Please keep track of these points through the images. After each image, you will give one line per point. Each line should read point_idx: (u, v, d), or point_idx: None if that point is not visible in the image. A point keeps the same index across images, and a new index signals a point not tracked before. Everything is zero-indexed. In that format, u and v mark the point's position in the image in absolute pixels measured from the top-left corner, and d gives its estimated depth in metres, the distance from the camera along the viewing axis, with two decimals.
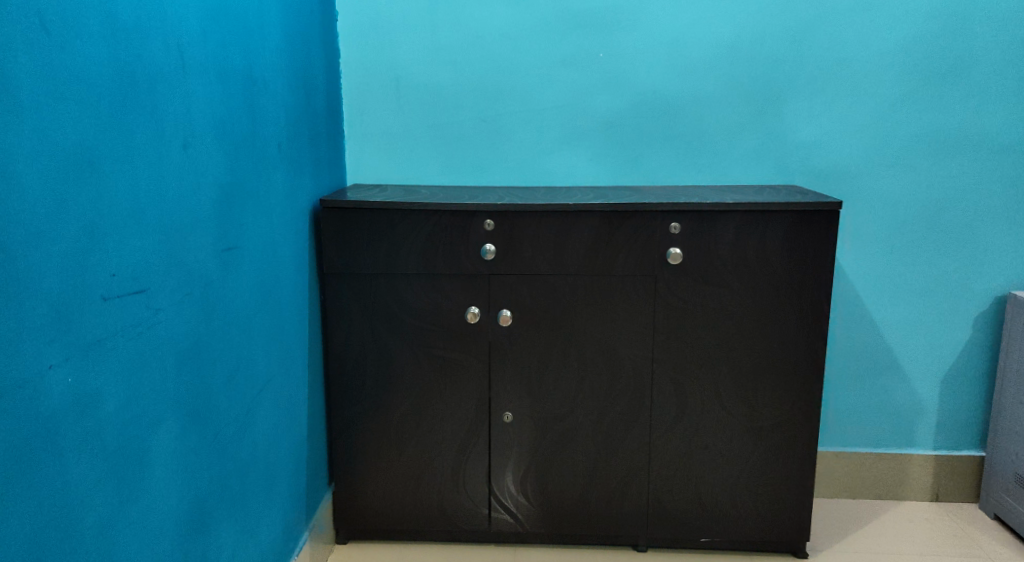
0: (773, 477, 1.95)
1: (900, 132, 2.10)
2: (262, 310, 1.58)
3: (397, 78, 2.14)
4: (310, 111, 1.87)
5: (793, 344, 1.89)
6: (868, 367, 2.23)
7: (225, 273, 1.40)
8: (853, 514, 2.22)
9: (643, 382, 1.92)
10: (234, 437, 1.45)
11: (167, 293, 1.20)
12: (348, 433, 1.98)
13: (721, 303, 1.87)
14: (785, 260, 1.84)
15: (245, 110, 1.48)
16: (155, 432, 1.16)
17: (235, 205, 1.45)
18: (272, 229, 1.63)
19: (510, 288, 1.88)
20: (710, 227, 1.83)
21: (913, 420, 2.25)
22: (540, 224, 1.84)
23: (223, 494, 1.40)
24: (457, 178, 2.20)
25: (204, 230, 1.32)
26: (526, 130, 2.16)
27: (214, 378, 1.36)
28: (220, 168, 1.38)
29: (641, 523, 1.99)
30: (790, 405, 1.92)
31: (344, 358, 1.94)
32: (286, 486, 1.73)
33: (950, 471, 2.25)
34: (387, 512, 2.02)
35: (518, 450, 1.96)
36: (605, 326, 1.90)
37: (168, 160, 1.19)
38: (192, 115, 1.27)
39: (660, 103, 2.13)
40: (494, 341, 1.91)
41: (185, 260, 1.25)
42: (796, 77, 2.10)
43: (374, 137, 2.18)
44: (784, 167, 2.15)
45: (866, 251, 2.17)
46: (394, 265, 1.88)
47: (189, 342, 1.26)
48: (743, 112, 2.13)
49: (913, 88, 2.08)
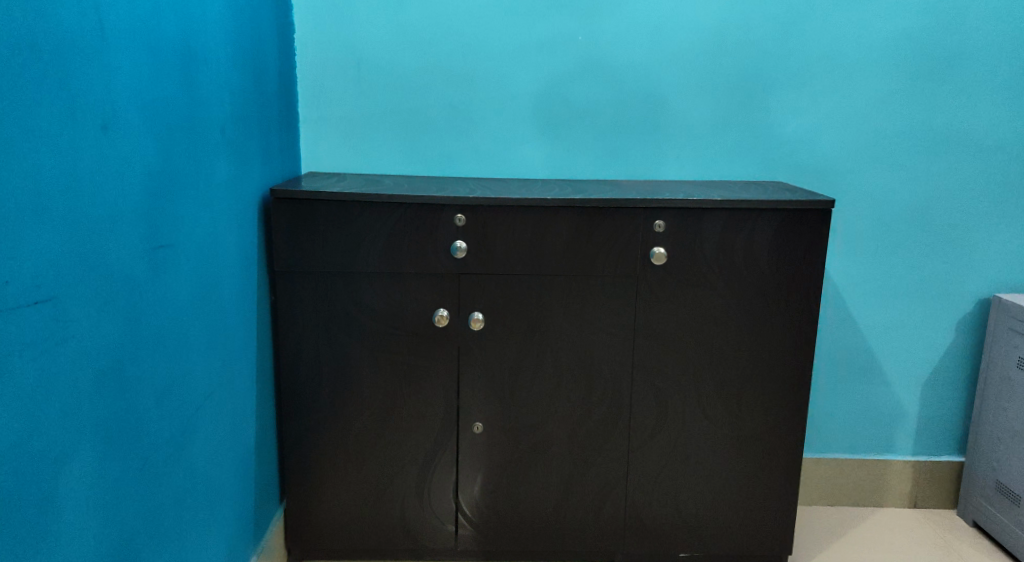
0: (755, 489, 1.86)
1: (887, 128, 2.02)
2: (202, 314, 1.40)
3: (358, 58, 1.96)
4: (260, 92, 1.69)
5: (781, 350, 1.79)
6: (850, 371, 2.15)
7: (156, 275, 1.23)
8: (833, 523, 2.15)
9: (622, 389, 1.80)
10: (168, 462, 1.28)
11: (82, 300, 1.02)
12: (302, 447, 1.81)
13: (706, 306, 1.76)
14: (775, 262, 1.74)
15: (181, 86, 1.30)
16: (66, 467, 0.99)
17: (170, 195, 1.27)
18: (214, 223, 1.45)
19: (481, 289, 1.73)
20: (697, 225, 1.71)
21: (893, 426, 2.18)
22: (515, 219, 1.69)
23: (154, 528, 1.23)
24: (424, 169, 2.03)
25: (130, 225, 1.14)
26: (499, 118, 2.01)
27: (142, 394, 1.19)
28: (151, 152, 1.20)
29: (618, 540, 1.88)
30: (775, 414, 1.82)
31: (296, 365, 1.77)
32: (231, 508, 1.57)
33: (928, 477, 2.21)
34: (345, 531, 1.86)
35: (488, 463, 1.83)
36: (584, 330, 1.77)
37: (83, 144, 1.01)
38: (115, 92, 1.09)
39: (642, 93, 2.00)
40: (462, 346, 1.76)
41: (106, 261, 1.07)
42: (783, 68, 1.99)
43: (332, 121, 2.00)
44: (769, 162, 2.05)
45: (850, 251, 2.08)
46: (354, 263, 1.71)
47: (111, 356, 1.09)
48: (729, 104, 2.01)
49: (902, 82, 1.99)
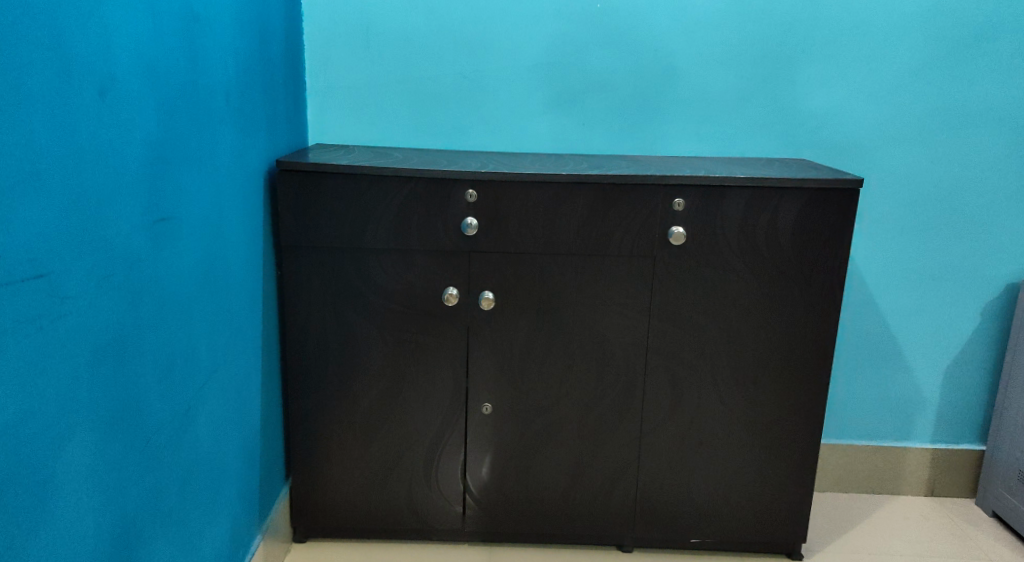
0: (771, 475, 1.82)
1: (918, 104, 1.93)
2: (205, 289, 1.36)
3: (367, 25, 1.89)
4: (266, 59, 1.63)
5: (801, 334, 1.73)
6: (871, 356, 2.09)
7: (157, 248, 1.18)
8: (848, 510, 2.11)
9: (635, 372, 1.75)
10: (170, 441, 1.24)
11: (78, 275, 0.97)
12: (307, 424, 1.78)
13: (726, 288, 1.70)
14: (798, 243, 1.68)
15: (182, 51, 1.23)
16: (63, 448, 0.95)
17: (172, 165, 1.21)
18: (218, 195, 1.40)
19: (493, 268, 1.68)
20: (718, 204, 1.65)
21: (913, 413, 2.13)
22: (529, 195, 1.63)
23: (155, 510, 1.19)
24: (434, 141, 1.97)
25: (130, 197, 1.09)
26: (512, 91, 1.94)
27: (143, 373, 1.14)
28: (151, 119, 1.14)
29: (628, 524, 1.84)
30: (792, 400, 1.77)
31: (303, 343, 1.73)
32: (236, 488, 1.53)
33: (947, 465, 2.15)
34: (351, 509, 1.84)
35: (498, 445, 1.79)
36: (599, 311, 1.71)
37: (80, 110, 0.96)
38: (114, 57, 1.03)
39: (660, 64, 1.92)
40: (472, 325, 1.72)
41: (104, 235, 1.02)
42: (810, 39, 1.91)
43: (340, 91, 1.93)
44: (793, 139, 1.97)
45: (875, 233, 2.01)
46: (362, 238, 1.66)
47: (111, 333, 1.05)
48: (752, 78, 1.93)
49: (934, 56, 1.90)
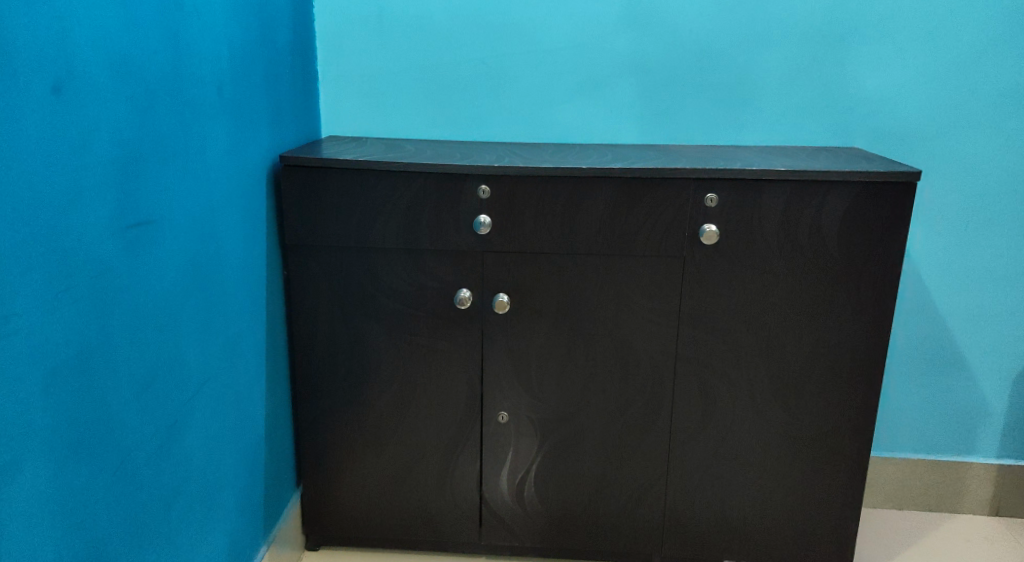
0: (813, 493, 1.67)
1: (987, 85, 1.73)
2: (194, 296, 1.28)
3: (380, 9, 1.79)
4: (269, 47, 1.54)
5: (847, 342, 1.58)
6: (927, 363, 1.91)
7: (132, 255, 1.10)
8: (901, 529, 1.94)
9: (662, 382, 1.62)
10: (152, 458, 1.17)
11: (30, 289, 0.89)
12: (317, 431, 1.71)
13: (764, 292, 1.55)
14: (846, 242, 1.52)
15: (160, 42, 1.14)
16: (12, 476, 0.87)
17: (149, 166, 1.13)
18: (208, 194, 1.31)
19: (508, 269, 1.57)
20: (755, 200, 1.50)
21: (975, 426, 1.94)
22: (546, 190, 1.51)
23: (133, 532, 1.12)
24: (451, 132, 1.86)
25: (98, 201, 1.01)
26: (534, 77, 1.81)
27: (114, 391, 1.06)
28: (122, 116, 1.06)
29: (655, 542, 1.72)
30: (837, 414, 1.62)
31: (311, 346, 1.65)
32: (235, 499, 1.47)
33: (1014, 483, 1.96)
34: (363, 519, 1.76)
35: (515, 456, 1.69)
36: (623, 315, 1.59)
37: (27, 108, 0.87)
38: (73, 49, 0.95)
39: (695, 47, 1.77)
40: (487, 330, 1.61)
41: (63, 244, 0.94)
42: (864, 16, 1.72)
43: (353, 79, 1.83)
44: (843, 125, 1.79)
45: (935, 228, 1.83)
46: (369, 237, 1.57)
47: (73, 350, 0.97)
48: (797, 59, 1.76)
49: (1006, 31, 1.70)
